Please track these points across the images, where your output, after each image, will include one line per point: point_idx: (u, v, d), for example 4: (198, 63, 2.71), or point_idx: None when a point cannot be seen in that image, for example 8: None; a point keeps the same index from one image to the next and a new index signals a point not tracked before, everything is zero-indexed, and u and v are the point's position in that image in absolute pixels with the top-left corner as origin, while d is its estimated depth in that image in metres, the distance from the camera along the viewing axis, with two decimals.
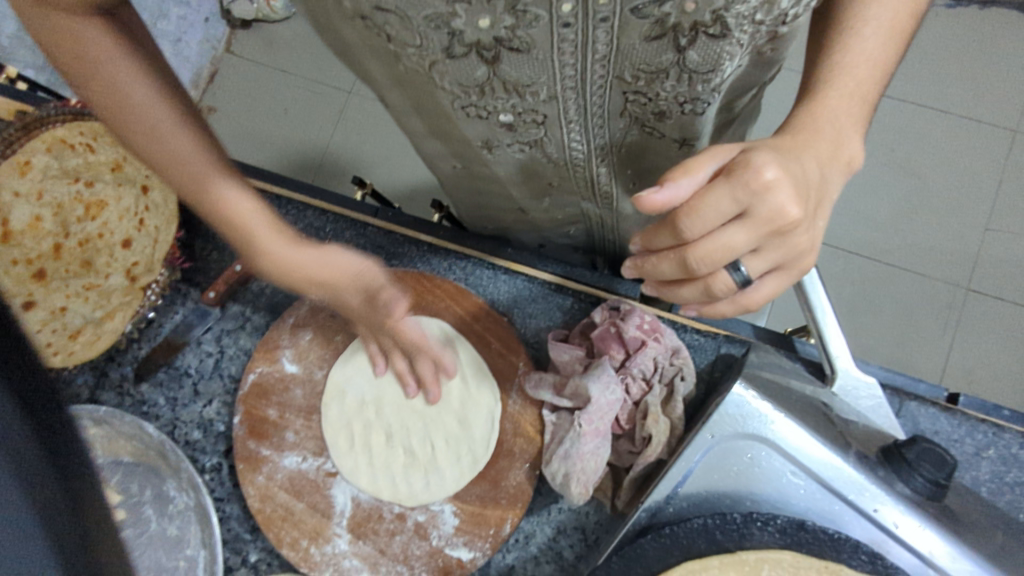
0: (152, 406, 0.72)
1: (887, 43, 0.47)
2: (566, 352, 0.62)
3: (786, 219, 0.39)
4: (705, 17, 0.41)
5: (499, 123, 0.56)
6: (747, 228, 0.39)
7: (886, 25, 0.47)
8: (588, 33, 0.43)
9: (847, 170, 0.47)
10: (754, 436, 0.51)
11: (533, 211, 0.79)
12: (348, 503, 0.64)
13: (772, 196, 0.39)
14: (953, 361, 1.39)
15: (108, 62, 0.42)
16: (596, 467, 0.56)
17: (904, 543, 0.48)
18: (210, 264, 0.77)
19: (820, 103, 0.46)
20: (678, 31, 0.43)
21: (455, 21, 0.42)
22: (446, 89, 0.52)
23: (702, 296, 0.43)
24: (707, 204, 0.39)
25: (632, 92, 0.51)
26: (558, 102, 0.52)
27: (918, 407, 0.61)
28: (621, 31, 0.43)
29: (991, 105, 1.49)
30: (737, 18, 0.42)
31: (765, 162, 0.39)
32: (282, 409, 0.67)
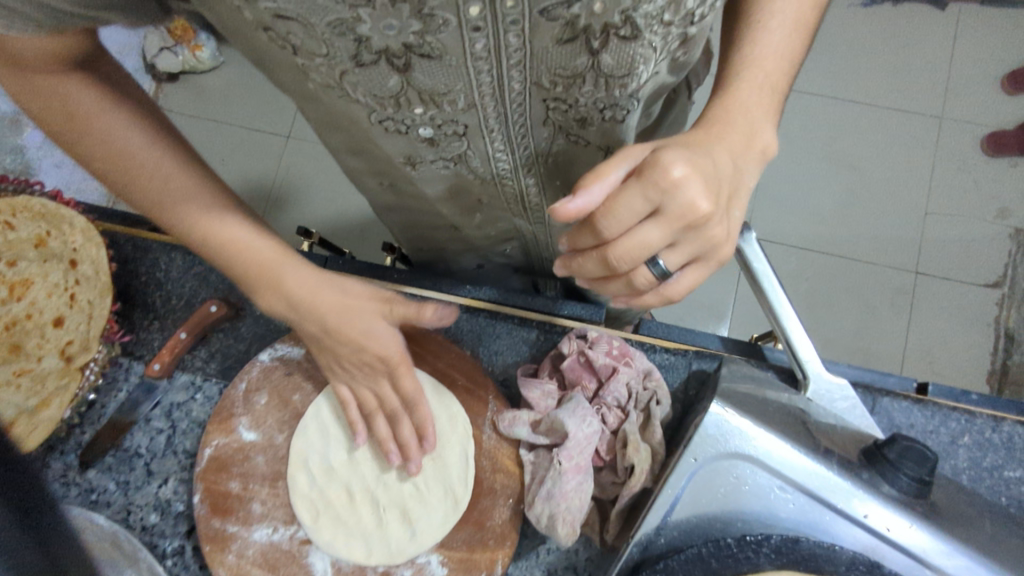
0: (101, 493, 0.67)
1: (792, 37, 0.48)
2: (537, 389, 0.60)
3: (699, 212, 0.38)
4: (614, 18, 0.41)
5: (420, 137, 0.55)
6: (664, 225, 0.38)
7: (792, 18, 0.47)
8: (499, 38, 0.42)
9: (764, 158, 0.46)
10: (737, 454, 0.50)
11: (466, 228, 0.77)
12: (328, 568, 0.60)
13: (682, 193, 0.37)
14: (912, 344, 1.42)
15: (100, 122, 0.40)
16: (581, 505, 0.53)
17: (900, 547, 0.47)
18: (154, 335, 0.73)
19: (732, 94, 0.46)
20: (589, 34, 0.42)
21: (361, 26, 0.40)
22: (361, 101, 0.50)
23: (628, 290, 0.42)
24: (618, 206, 0.37)
25: (552, 100, 0.50)
26: (477, 111, 0.50)
27: (892, 402, 0.61)
28: (533, 34, 0.42)
29: (911, 93, 1.56)
30: (645, 18, 0.41)
31: (672, 157, 0.38)
32: (245, 480, 0.63)
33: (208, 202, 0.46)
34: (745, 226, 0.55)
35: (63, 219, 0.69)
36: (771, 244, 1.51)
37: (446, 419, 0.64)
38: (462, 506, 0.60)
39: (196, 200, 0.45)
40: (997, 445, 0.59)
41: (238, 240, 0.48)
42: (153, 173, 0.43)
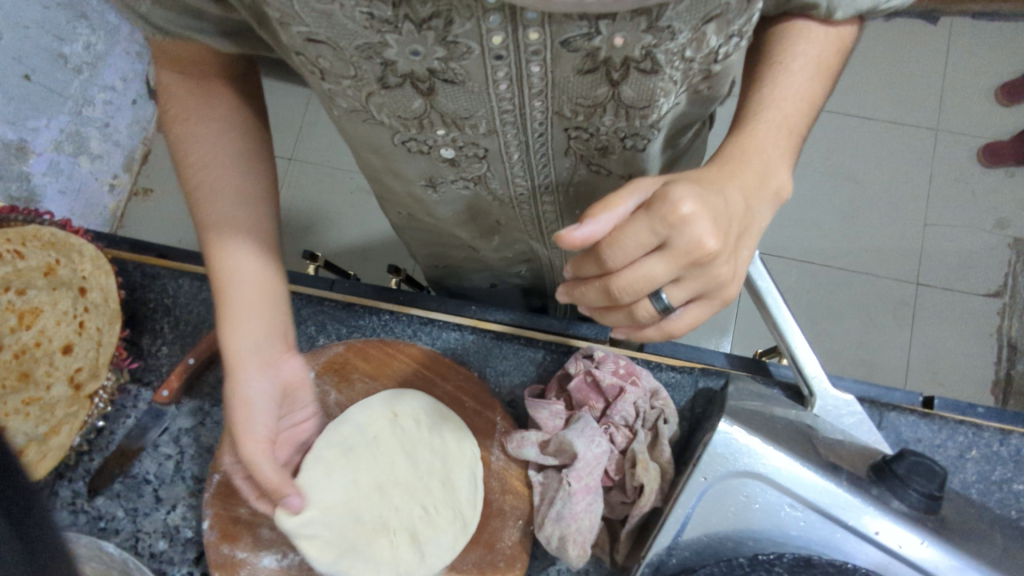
0: (110, 520, 0.67)
1: (814, 78, 0.50)
2: (545, 409, 0.60)
3: (705, 249, 0.38)
4: (636, 53, 0.43)
5: (441, 157, 0.57)
6: (669, 261, 0.39)
7: (815, 59, 0.49)
8: (521, 68, 0.44)
9: (778, 199, 0.46)
10: (747, 473, 0.50)
11: (483, 249, 0.78)
12: None
13: (690, 229, 0.38)
14: (915, 355, 1.42)
15: (204, 133, 0.51)
16: (592, 525, 0.53)
17: (911, 563, 0.47)
18: (162, 360, 0.73)
19: (749, 136, 0.47)
20: (609, 66, 0.44)
21: (387, 50, 0.43)
22: (384, 122, 0.53)
23: (631, 321, 0.43)
24: (623, 237, 0.38)
25: (574, 129, 0.53)
26: (498, 135, 0.52)
27: (898, 417, 0.61)
28: (554, 64, 0.44)
29: (908, 106, 1.57)
30: (667, 55, 0.43)
31: (682, 194, 0.38)
32: (254, 505, 0.62)
33: (239, 233, 0.52)
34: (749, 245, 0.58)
35: (72, 248, 0.70)
36: (772, 257, 1.52)
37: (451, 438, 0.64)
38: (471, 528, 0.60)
39: (238, 245, 0.52)
40: (1005, 459, 0.59)
41: (232, 273, 0.52)
42: (209, 190, 0.51)
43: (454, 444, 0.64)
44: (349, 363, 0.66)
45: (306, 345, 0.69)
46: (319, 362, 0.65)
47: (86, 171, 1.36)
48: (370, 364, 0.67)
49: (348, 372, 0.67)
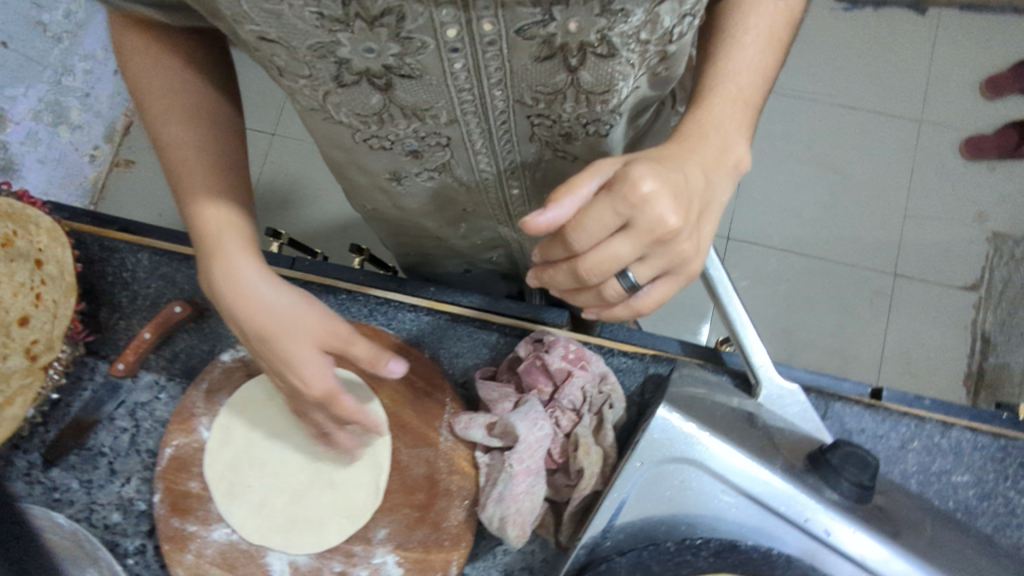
0: (64, 492, 0.67)
1: (767, 50, 0.48)
2: (495, 390, 0.61)
3: (668, 226, 0.38)
4: (591, 38, 0.42)
5: (404, 151, 0.57)
6: (633, 240, 0.39)
7: (766, 31, 0.48)
8: (478, 61, 0.44)
9: (737, 172, 0.47)
10: (682, 458, 0.51)
11: (451, 238, 0.78)
12: (285, 569, 0.59)
13: (650, 209, 0.38)
14: (889, 346, 1.43)
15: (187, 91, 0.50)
16: (532, 507, 0.54)
17: (836, 549, 0.48)
18: (119, 333, 0.72)
19: (707, 110, 0.46)
20: (566, 52, 0.44)
21: (340, 49, 0.42)
22: (344, 121, 0.52)
23: (600, 301, 0.44)
24: (586, 220, 0.38)
25: (536, 116, 0.52)
26: (460, 125, 0.52)
27: (844, 407, 0.62)
28: (510, 53, 0.44)
29: (895, 97, 1.57)
30: (621, 38, 0.43)
31: (641, 172, 0.38)
32: (205, 480, 0.62)
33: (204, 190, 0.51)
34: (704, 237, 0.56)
35: (28, 219, 0.67)
36: (753, 246, 1.52)
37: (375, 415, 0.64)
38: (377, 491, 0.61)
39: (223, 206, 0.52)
40: (945, 450, 0.60)
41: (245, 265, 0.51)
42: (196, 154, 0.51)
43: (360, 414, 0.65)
44: None
45: None
46: None
47: (65, 142, 1.31)
48: None
49: None
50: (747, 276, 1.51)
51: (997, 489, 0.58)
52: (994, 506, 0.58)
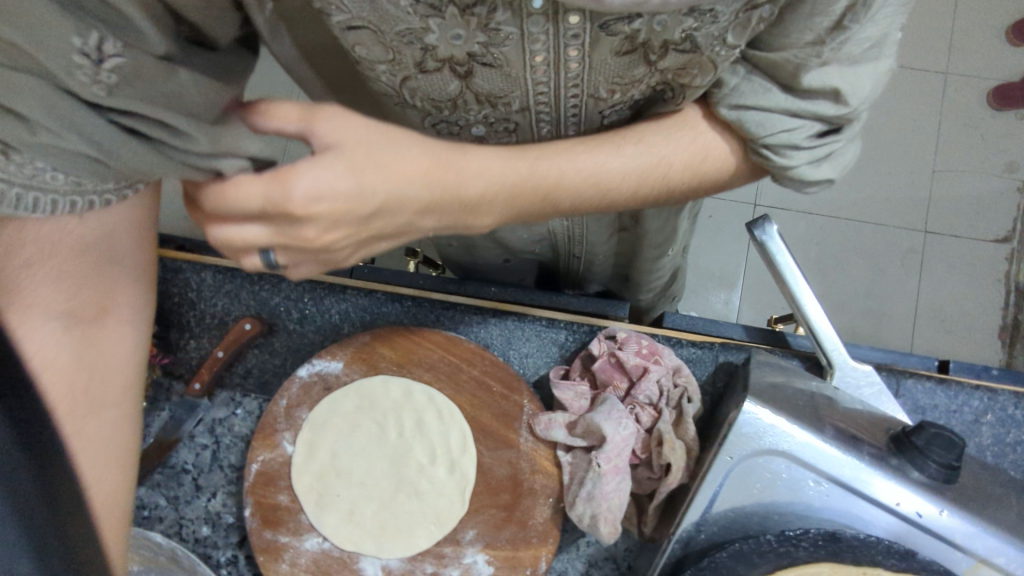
0: (153, 509, 0.69)
1: (684, 151, 0.47)
2: (570, 390, 0.62)
3: (308, 240, 0.38)
4: (676, 36, 0.39)
5: (471, 136, 0.55)
6: (274, 235, 0.38)
7: (703, 144, 0.47)
8: (557, 61, 0.42)
9: (467, 229, 0.46)
10: (772, 451, 0.52)
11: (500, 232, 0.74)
12: (379, 573, 0.61)
13: (302, 226, 0.37)
14: (922, 302, 1.45)
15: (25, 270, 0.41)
16: (621, 504, 0.56)
17: (928, 529, 0.49)
18: (190, 352, 0.73)
19: (541, 153, 0.44)
20: (648, 48, 0.41)
21: (427, 36, 0.40)
22: (417, 104, 0.50)
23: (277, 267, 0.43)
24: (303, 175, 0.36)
25: (610, 108, 0.50)
26: (531, 113, 0.50)
27: (915, 384, 0.62)
28: (592, 48, 0.41)
29: (919, 50, 1.53)
30: (707, 39, 0.40)
31: (334, 167, 0.36)
32: (293, 492, 0.64)
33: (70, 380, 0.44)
34: (764, 218, 0.62)
35: None
36: (781, 211, 1.51)
37: (452, 427, 0.65)
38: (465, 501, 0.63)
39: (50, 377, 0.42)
40: (1019, 421, 0.60)
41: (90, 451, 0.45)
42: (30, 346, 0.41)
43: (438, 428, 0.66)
44: (376, 351, 0.67)
45: (330, 333, 0.71)
46: (346, 352, 0.67)
47: None
48: (395, 352, 0.67)
49: (375, 361, 0.68)
50: None
51: None
52: None
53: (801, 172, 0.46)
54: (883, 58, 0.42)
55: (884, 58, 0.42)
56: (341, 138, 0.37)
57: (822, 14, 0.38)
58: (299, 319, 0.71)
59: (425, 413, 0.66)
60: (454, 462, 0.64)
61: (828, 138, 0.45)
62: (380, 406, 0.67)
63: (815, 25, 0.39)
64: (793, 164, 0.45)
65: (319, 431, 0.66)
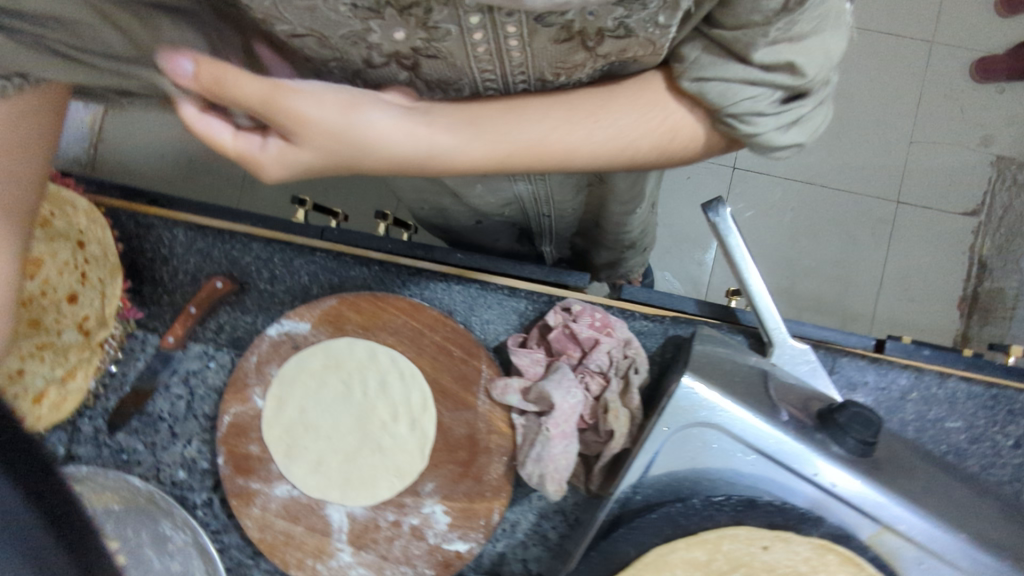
0: (132, 453, 0.73)
1: (652, 133, 0.46)
2: (527, 356, 0.65)
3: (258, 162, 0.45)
4: (608, 25, 0.42)
5: None
6: (236, 139, 0.44)
7: (673, 127, 0.46)
8: (500, 43, 0.44)
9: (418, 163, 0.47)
10: (705, 423, 0.56)
11: (467, 196, 0.75)
12: (344, 519, 0.66)
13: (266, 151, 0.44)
14: (888, 271, 1.49)
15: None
16: (568, 463, 0.60)
17: (841, 497, 0.54)
18: (163, 306, 0.75)
19: (509, 114, 0.45)
20: (583, 36, 0.44)
21: (370, 36, 0.43)
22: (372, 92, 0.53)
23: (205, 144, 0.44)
24: (219, 71, 0.39)
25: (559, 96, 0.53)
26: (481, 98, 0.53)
27: (849, 361, 0.66)
28: (531, 37, 0.43)
29: (908, 17, 1.51)
30: (638, 24, 0.42)
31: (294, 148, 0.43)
32: (263, 443, 0.69)
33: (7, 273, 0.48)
34: (717, 201, 0.66)
35: (64, 200, 0.70)
36: (757, 175, 1.53)
37: (414, 387, 0.68)
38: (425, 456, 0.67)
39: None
40: (941, 400, 0.65)
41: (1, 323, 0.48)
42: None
43: (400, 387, 0.69)
44: (343, 315, 0.70)
45: (300, 293, 0.74)
46: (313, 314, 0.69)
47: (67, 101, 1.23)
48: (362, 316, 0.69)
49: (342, 322, 0.70)
50: (752, 207, 1.53)
51: (986, 433, 0.64)
52: (982, 448, 0.64)
53: (772, 139, 0.43)
54: (834, 28, 0.41)
55: (835, 28, 0.41)
56: (285, 101, 0.41)
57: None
58: (270, 278, 0.74)
59: (389, 374, 0.69)
60: (417, 419, 0.68)
61: (795, 101, 0.43)
62: (345, 365, 0.70)
63: (762, 6, 0.38)
64: (762, 132, 0.43)
65: (288, 387, 0.70)
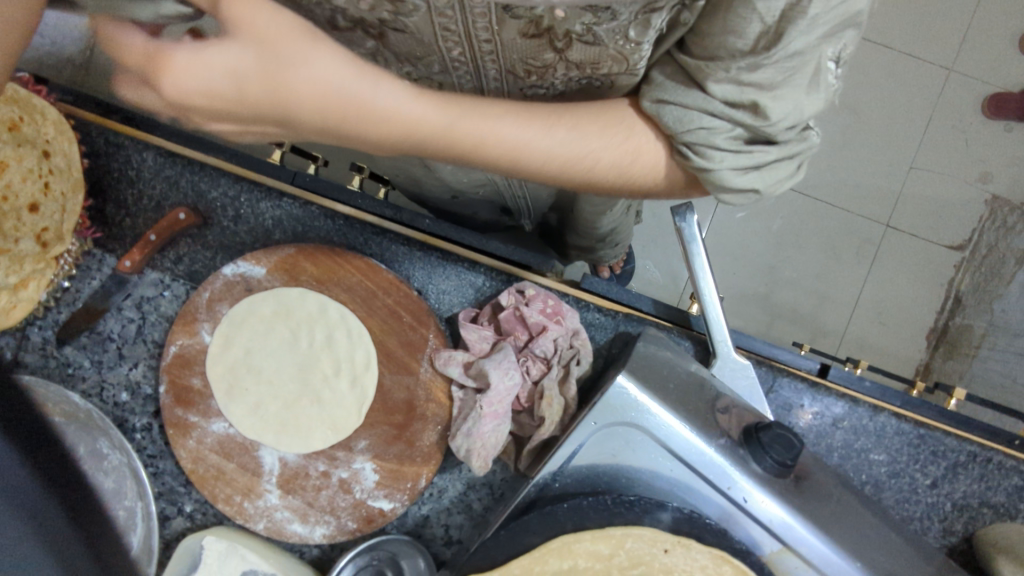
0: (78, 368, 0.74)
1: (607, 153, 0.48)
2: (474, 332, 0.66)
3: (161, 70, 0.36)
4: (577, 28, 0.43)
5: None
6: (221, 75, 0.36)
7: (629, 148, 0.48)
8: (469, 26, 0.45)
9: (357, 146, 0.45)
10: (632, 423, 0.57)
11: (440, 172, 0.76)
12: (276, 463, 0.68)
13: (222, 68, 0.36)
14: (864, 297, 1.45)
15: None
16: (496, 442, 0.62)
17: (751, 513, 0.55)
18: (125, 229, 0.75)
19: (474, 112, 0.45)
20: (553, 35, 0.45)
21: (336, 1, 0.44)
22: None
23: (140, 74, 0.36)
24: (247, 9, 0.36)
25: (530, 87, 0.54)
26: (451, 76, 0.54)
27: (788, 382, 0.68)
28: (500, 28, 0.44)
29: (932, 38, 1.45)
30: (607, 32, 0.43)
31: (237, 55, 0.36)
32: (206, 377, 0.70)
33: None
34: (686, 207, 0.66)
35: (34, 108, 0.69)
36: None
37: (360, 346, 0.69)
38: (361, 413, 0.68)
39: None
40: (870, 432, 0.66)
41: None
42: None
43: (347, 344, 0.70)
44: (299, 265, 0.70)
45: (262, 236, 0.74)
46: (269, 260, 0.69)
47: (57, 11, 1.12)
48: (318, 269, 0.70)
49: (298, 273, 0.70)
50: (743, 208, 1.50)
51: (907, 470, 0.66)
52: (900, 483, 0.66)
53: (722, 177, 0.46)
54: (810, 89, 0.43)
55: (812, 89, 0.43)
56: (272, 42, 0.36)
57: (736, 35, 0.41)
58: (234, 217, 0.74)
59: (337, 330, 0.70)
60: (359, 377, 0.69)
61: (754, 147, 0.45)
62: (293, 315, 0.71)
63: (730, 44, 0.41)
64: (713, 166, 0.45)
65: (239, 328, 0.71)
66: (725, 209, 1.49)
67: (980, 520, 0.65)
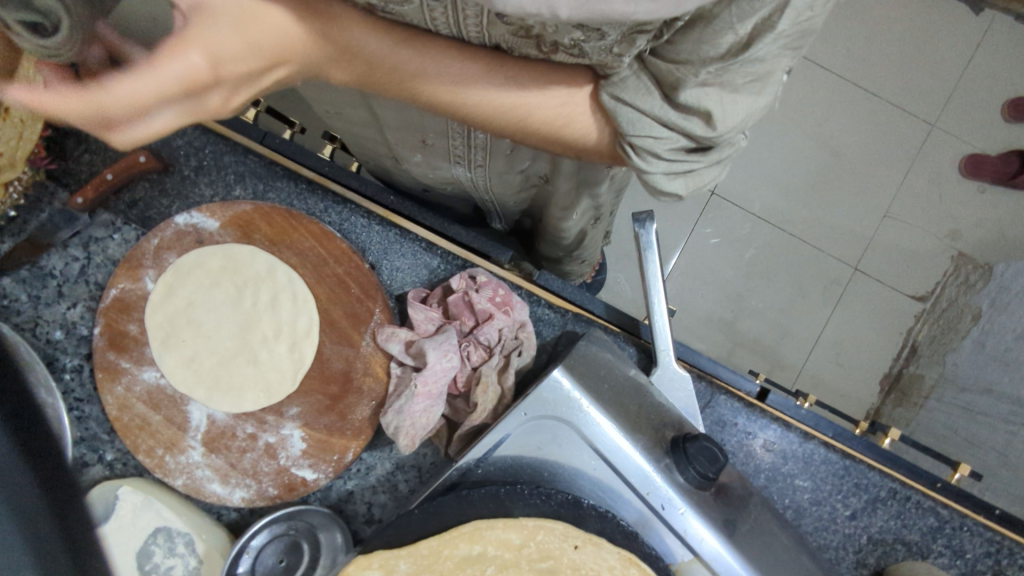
0: (13, 301, 0.72)
1: (552, 100, 0.49)
2: (422, 312, 0.66)
3: (192, 82, 0.39)
4: (564, 41, 0.43)
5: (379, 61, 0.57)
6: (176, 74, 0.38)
7: (573, 104, 0.49)
8: (459, 21, 0.44)
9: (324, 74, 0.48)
10: (561, 418, 0.58)
11: (406, 163, 0.76)
12: (204, 420, 0.67)
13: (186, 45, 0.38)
14: (826, 334, 1.46)
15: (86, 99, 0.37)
16: (425, 424, 0.62)
17: (666, 521, 0.56)
18: (82, 167, 0.74)
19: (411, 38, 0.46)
20: (541, 40, 0.44)
21: None
22: None
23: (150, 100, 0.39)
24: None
25: None
26: None
27: (726, 400, 0.69)
28: (490, 25, 0.44)
29: (917, 94, 1.49)
30: (592, 48, 0.43)
31: (221, 27, 0.39)
32: (143, 325, 0.69)
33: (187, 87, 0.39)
34: (647, 214, 0.66)
35: None
36: (732, 206, 1.51)
37: (303, 312, 0.69)
38: (299, 376, 0.67)
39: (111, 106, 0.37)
40: (797, 457, 0.67)
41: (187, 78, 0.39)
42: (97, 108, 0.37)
43: (291, 308, 0.69)
44: (254, 223, 0.70)
45: (222, 189, 0.73)
46: (224, 215, 0.70)
47: None
48: (272, 229, 0.70)
49: (251, 231, 0.70)
50: (718, 234, 1.51)
51: (829, 499, 0.66)
52: (821, 511, 0.66)
53: (655, 179, 0.50)
54: (761, 96, 0.45)
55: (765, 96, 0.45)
56: None
57: (710, 45, 0.41)
58: (196, 168, 0.73)
59: (282, 292, 0.70)
60: (300, 343, 0.68)
61: (690, 156, 0.49)
62: (241, 272, 0.71)
63: (702, 52, 0.42)
64: (649, 170, 0.49)
65: (185, 278, 0.70)
66: (699, 236, 1.51)
67: (893, 556, 0.66)
